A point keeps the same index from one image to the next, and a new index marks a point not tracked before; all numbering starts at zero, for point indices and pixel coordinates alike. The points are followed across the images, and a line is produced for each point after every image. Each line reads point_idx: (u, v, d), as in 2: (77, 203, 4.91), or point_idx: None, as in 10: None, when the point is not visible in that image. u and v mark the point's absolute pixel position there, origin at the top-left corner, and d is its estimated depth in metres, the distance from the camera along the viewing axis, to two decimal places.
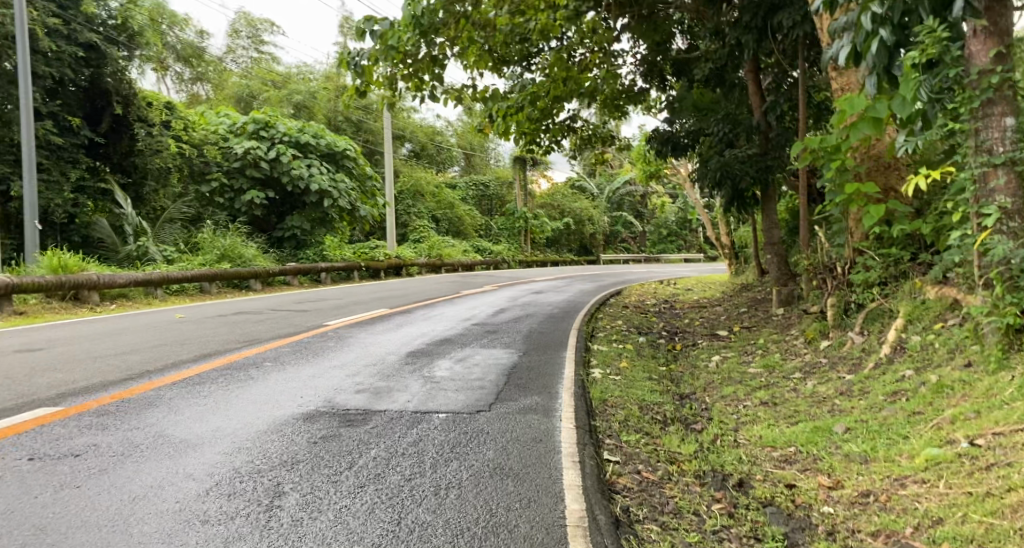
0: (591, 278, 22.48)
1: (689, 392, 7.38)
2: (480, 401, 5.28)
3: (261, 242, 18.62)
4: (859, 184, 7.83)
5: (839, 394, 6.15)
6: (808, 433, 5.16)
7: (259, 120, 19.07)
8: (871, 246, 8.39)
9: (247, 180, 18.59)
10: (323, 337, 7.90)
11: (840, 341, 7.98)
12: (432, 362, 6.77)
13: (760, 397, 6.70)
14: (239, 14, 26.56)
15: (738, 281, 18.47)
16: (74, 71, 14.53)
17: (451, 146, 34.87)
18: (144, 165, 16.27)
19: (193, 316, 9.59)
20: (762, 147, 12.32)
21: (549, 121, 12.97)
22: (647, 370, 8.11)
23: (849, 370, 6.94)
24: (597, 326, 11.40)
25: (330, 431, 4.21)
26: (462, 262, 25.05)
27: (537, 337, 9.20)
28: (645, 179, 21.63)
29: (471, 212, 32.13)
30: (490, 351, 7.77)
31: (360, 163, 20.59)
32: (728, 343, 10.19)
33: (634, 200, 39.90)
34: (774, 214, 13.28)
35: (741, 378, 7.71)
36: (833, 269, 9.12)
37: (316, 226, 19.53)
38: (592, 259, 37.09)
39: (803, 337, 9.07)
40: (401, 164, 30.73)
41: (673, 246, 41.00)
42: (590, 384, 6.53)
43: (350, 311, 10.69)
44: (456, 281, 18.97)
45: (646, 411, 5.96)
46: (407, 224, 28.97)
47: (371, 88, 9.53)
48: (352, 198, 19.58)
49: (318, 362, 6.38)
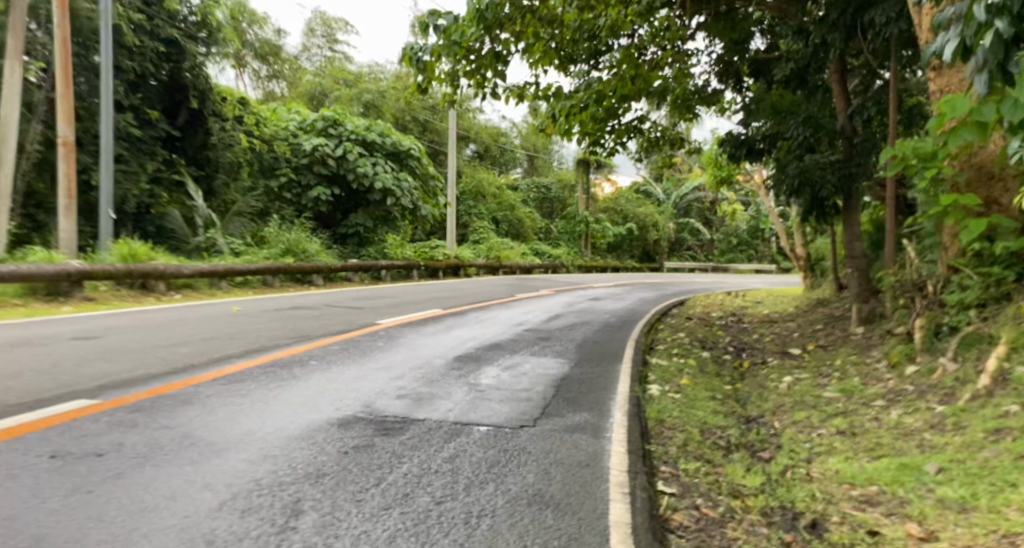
0: (652, 286, 21.84)
1: (756, 416, 6.87)
2: (525, 415, 4.93)
3: (324, 237, 18.48)
4: (956, 195, 7.26)
5: (930, 428, 5.57)
6: (896, 470, 4.64)
7: (328, 118, 19.07)
8: (969, 263, 7.78)
9: (314, 177, 18.43)
10: (373, 336, 7.65)
11: (929, 368, 7.32)
12: (480, 369, 6.45)
13: (836, 426, 6.15)
14: (315, 13, 26.93)
15: (810, 295, 17.67)
16: (155, 65, 14.80)
17: (515, 148, 34.59)
18: (217, 160, 16.60)
19: (249, 309, 9.52)
20: (845, 155, 11.71)
21: (616, 121, 12.50)
22: (710, 388, 7.60)
23: (940, 402, 6.32)
24: (658, 338, 10.88)
25: (363, 440, 3.95)
26: (522, 264, 24.76)
27: (593, 347, 8.77)
28: (715, 185, 20.84)
29: (533, 214, 31.82)
30: (542, 360, 7.40)
31: (423, 163, 20.39)
32: (800, 362, 9.56)
33: (702, 207, 38.92)
34: (856, 226, 12.54)
35: (816, 402, 7.15)
36: (923, 287, 8.44)
37: (378, 223, 19.46)
38: (654, 266, 36.29)
39: (885, 361, 8.42)
40: (464, 165, 30.64)
41: (741, 256, 39.66)
42: (646, 402, 6.09)
43: (404, 310, 10.45)
44: (514, 284, 18.70)
45: (708, 436, 5.48)
46: (469, 224, 28.81)
47: (432, 84, 9.28)
48: (414, 197, 19.37)
49: (363, 362, 6.13)
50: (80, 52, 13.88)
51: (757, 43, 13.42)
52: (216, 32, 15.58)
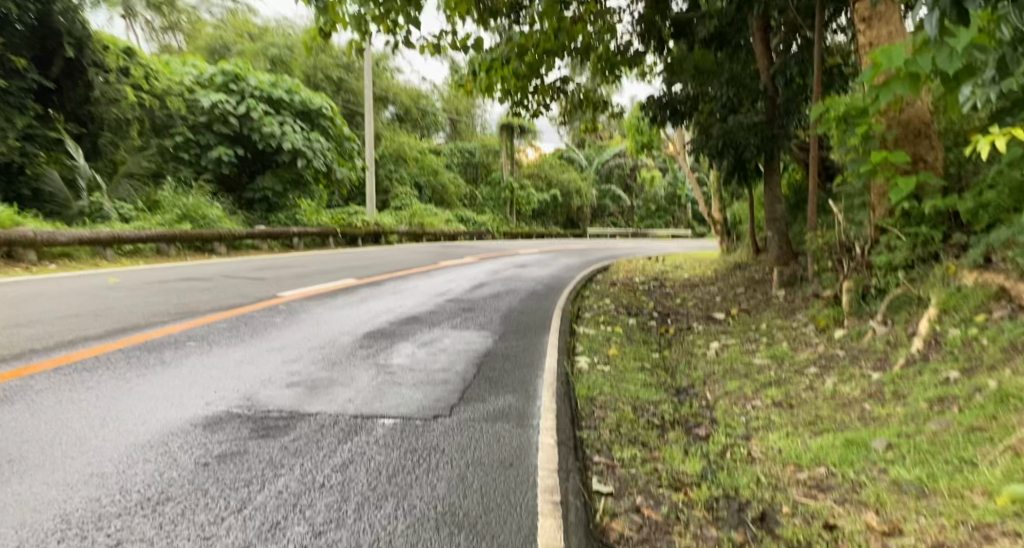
0: (577, 252, 21.43)
1: (687, 387, 6.46)
2: (440, 401, 4.39)
3: (227, 202, 17.16)
4: (886, 152, 7.24)
5: (870, 398, 5.26)
6: (842, 448, 4.26)
7: (228, 73, 17.53)
8: (896, 224, 7.60)
9: (214, 136, 17.31)
10: (271, 311, 6.87)
11: (859, 331, 7.11)
12: (393, 347, 5.81)
13: (773, 397, 5.78)
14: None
15: (730, 259, 17.63)
16: (19, 6, 12.83)
17: (437, 111, 33.41)
18: (101, 116, 14.97)
19: (131, 281, 8.52)
20: (767, 115, 11.47)
21: (538, 79, 11.78)
22: (638, 358, 7.18)
23: (875, 369, 6.05)
24: (584, 306, 10.42)
25: (234, 448, 3.60)
26: (445, 231, 23.94)
27: (517, 317, 8.20)
28: (636, 150, 20.49)
29: (455, 179, 30.87)
30: (462, 334, 6.79)
31: (337, 123, 19.17)
32: (727, 327, 9.28)
33: (623, 173, 38.92)
34: (777, 188, 12.39)
35: (748, 371, 6.81)
36: (850, 249, 8.23)
37: (288, 188, 18.20)
38: (578, 232, 36.03)
39: (812, 325, 8.19)
40: (383, 127, 29.30)
41: (661, 222, 39.85)
42: (575, 378, 5.57)
43: (312, 280, 9.64)
44: (437, 251, 17.92)
45: (641, 414, 5.01)
46: (389, 190, 27.62)
47: (335, 28, 8.27)
48: (327, 158, 18.27)
49: (254, 342, 5.40)
50: None
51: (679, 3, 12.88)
52: None
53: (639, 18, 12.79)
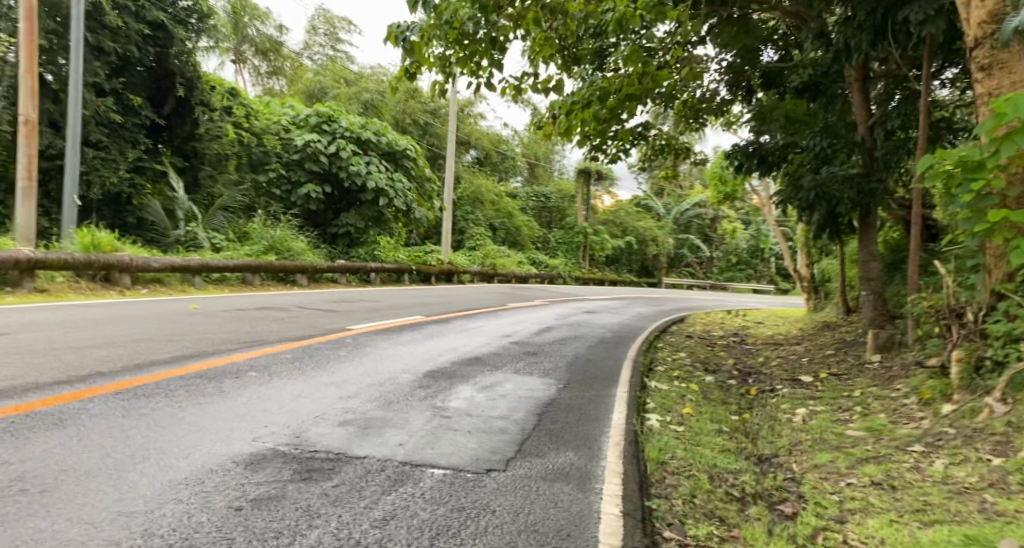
0: (651, 301, 20.84)
1: (770, 456, 5.91)
2: (496, 453, 4.06)
3: (311, 235, 17.36)
4: (1007, 212, 6.59)
5: (989, 487, 4.61)
6: (960, 545, 3.67)
7: (323, 113, 17.98)
8: (1016, 290, 6.89)
9: (305, 173, 17.38)
10: (336, 344, 6.69)
11: (972, 409, 6.38)
12: (452, 388, 5.47)
13: (871, 476, 5.18)
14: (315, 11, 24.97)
15: (816, 317, 16.73)
16: (140, 49, 13.72)
17: (516, 156, 33.60)
18: (203, 151, 15.71)
19: (205, 307, 8.53)
20: (865, 168, 10.83)
21: (619, 123, 11.46)
22: (716, 419, 6.66)
23: (993, 453, 5.36)
24: (658, 358, 9.89)
25: (271, 491, 3.32)
26: (519, 274, 23.75)
27: (587, 366, 7.77)
28: (718, 201, 19.90)
29: (531, 223, 30.76)
30: (528, 380, 6.41)
31: (420, 164, 19.26)
32: (814, 392, 8.59)
33: (703, 224, 38.13)
34: (874, 245, 11.66)
35: (840, 443, 6.18)
36: (960, 314, 7.49)
37: (371, 225, 18.29)
38: (654, 281, 35.32)
39: (914, 396, 7.46)
40: (463, 169, 29.56)
41: (741, 275, 38.79)
42: (643, 437, 5.09)
43: (381, 315, 9.47)
44: (508, 292, 17.72)
45: (718, 484, 4.51)
46: (465, 230, 27.72)
47: (420, 68, 8.17)
48: (407, 198, 18.26)
49: (313, 376, 5.19)
50: (54, 29, 13.17)
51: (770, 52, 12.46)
52: (206, 17, 14.65)
53: (728, 65, 12.42)
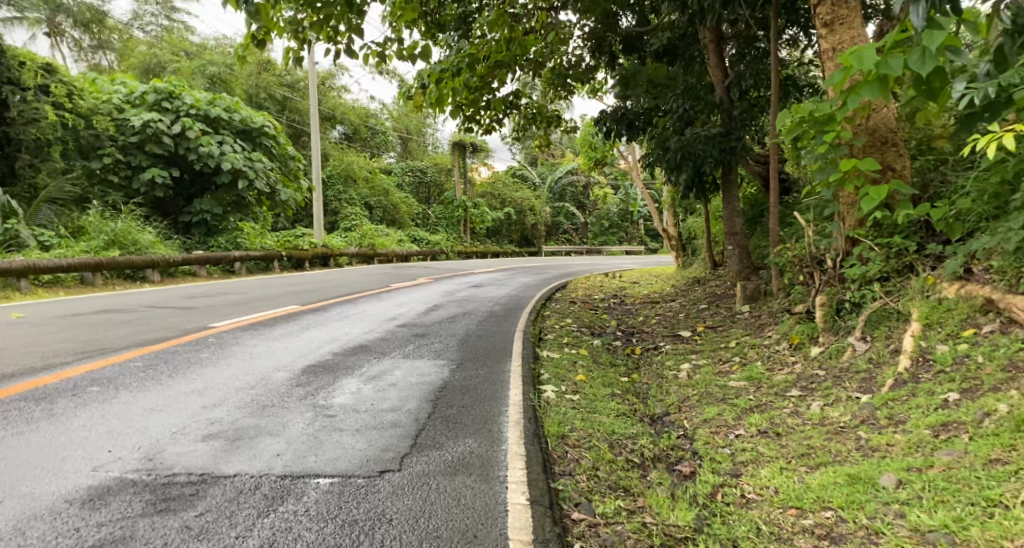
0: (533, 270, 20.97)
1: (662, 414, 6.04)
2: (388, 452, 3.97)
3: (160, 225, 15.78)
4: (855, 161, 6.96)
5: (863, 424, 4.84)
6: (846, 485, 3.82)
7: (162, 90, 16.20)
8: (868, 235, 7.30)
9: (146, 157, 15.76)
10: (195, 345, 6.23)
11: (837, 349, 6.73)
12: (336, 381, 5.25)
13: (756, 425, 5.34)
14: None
15: (689, 273, 17.37)
16: None
17: (386, 131, 32.80)
18: (18, 136, 13.31)
19: (41, 315, 7.70)
20: (724, 127, 11.22)
21: (489, 92, 11.30)
22: (608, 383, 6.74)
23: (861, 390, 5.64)
24: (544, 327, 9.90)
25: (126, 531, 3.18)
26: (399, 252, 23.23)
27: (475, 342, 7.64)
28: (590, 167, 20.20)
29: (407, 199, 30.09)
30: (416, 365, 6.20)
31: (280, 142, 18.12)
32: (695, 346, 8.86)
33: (577, 191, 38.80)
34: (737, 201, 12.13)
35: (725, 395, 6.38)
36: (821, 262, 7.88)
37: (229, 211, 17.06)
38: (533, 250, 35.63)
39: (785, 342, 7.81)
40: (330, 146, 28.47)
41: (615, 239, 40.07)
42: (544, 412, 5.02)
43: (249, 308, 8.87)
44: (388, 272, 17.28)
45: (618, 451, 4.50)
46: (337, 211, 26.76)
47: (269, 35, 7.64)
48: (270, 179, 17.07)
49: (168, 384, 4.82)
50: None
51: (628, 18, 12.62)
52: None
53: (590, 33, 12.45)
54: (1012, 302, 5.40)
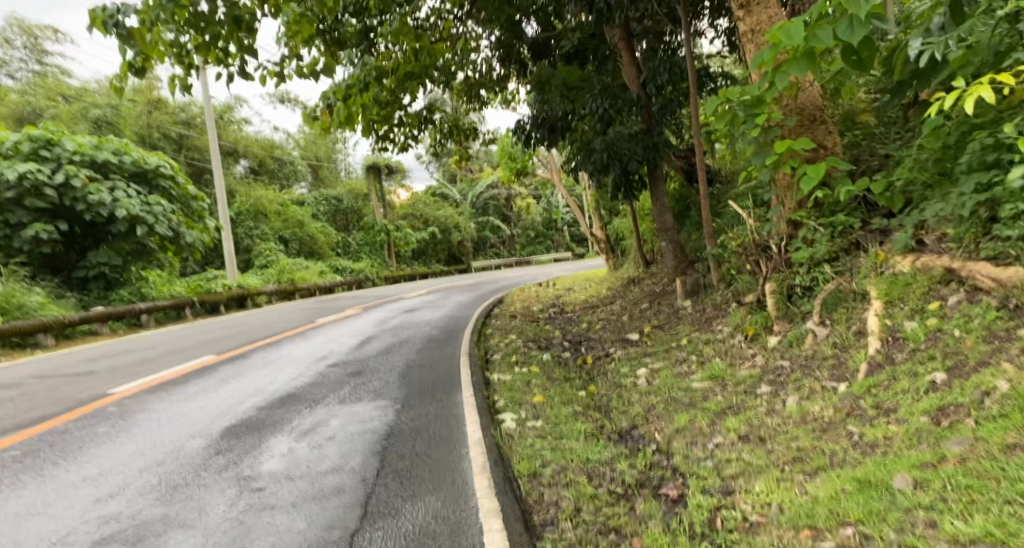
0: (466, 288, 20.34)
1: (629, 429, 5.58)
2: (334, 532, 3.63)
3: (53, 283, 14.26)
4: (789, 141, 6.67)
5: (849, 416, 4.47)
6: (855, 493, 3.63)
7: (37, 137, 14.27)
8: (810, 216, 7.05)
9: (29, 212, 13.97)
10: (91, 419, 5.43)
11: (797, 336, 6.38)
12: (263, 440, 4.69)
13: (737, 432, 4.92)
14: (9, 18, 20.10)
15: (622, 273, 17.12)
16: None
17: (295, 161, 31.63)
18: None
19: None
20: (645, 124, 10.94)
21: (401, 107, 10.72)
22: (566, 401, 6.27)
23: (836, 380, 5.29)
24: (487, 347, 9.36)
25: None
26: (322, 285, 22.20)
27: (417, 373, 7.09)
28: (510, 178, 19.80)
29: (325, 229, 28.92)
30: (354, 407, 5.63)
31: (180, 182, 16.63)
32: (647, 348, 8.45)
33: (498, 204, 38.45)
34: (664, 196, 11.89)
35: (692, 399, 5.97)
36: (766, 248, 7.60)
37: (129, 260, 15.44)
38: (462, 267, 34.99)
39: (738, 334, 7.44)
40: (237, 182, 27.10)
41: (542, 248, 39.92)
42: (513, 454, 4.57)
43: (162, 364, 8.07)
44: (314, 307, 16.38)
45: (599, 483, 4.20)
46: (252, 248, 25.47)
47: (149, 61, 6.79)
48: (173, 222, 15.58)
49: (54, 477, 4.25)
50: None
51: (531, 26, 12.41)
52: None
53: (498, 40, 11.98)
54: (974, 269, 5.18)
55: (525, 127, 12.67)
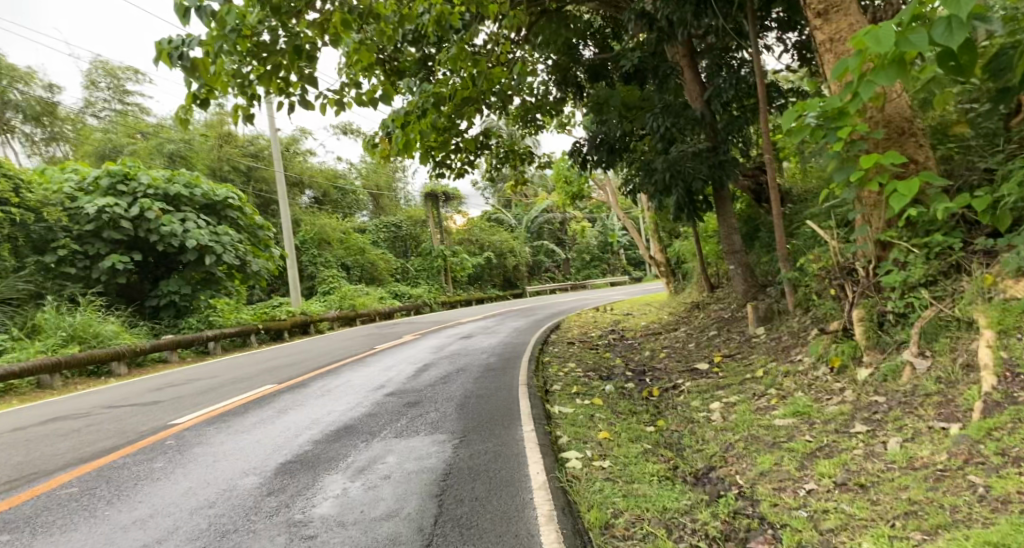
0: (524, 313, 20.02)
1: (705, 469, 5.13)
2: None
3: (124, 312, 14.44)
4: (877, 156, 6.12)
5: (967, 463, 3.98)
6: None
7: (115, 173, 14.63)
8: (901, 236, 6.48)
9: (105, 244, 14.20)
10: (149, 453, 5.24)
11: (892, 369, 5.80)
12: (317, 480, 4.45)
13: (833, 478, 4.40)
14: (95, 60, 21.00)
15: (684, 298, 16.56)
16: None
17: (356, 189, 31.95)
18: None
19: None
20: (711, 142, 10.47)
21: (459, 132, 10.49)
22: (633, 436, 5.85)
23: (944, 420, 4.77)
24: (549, 376, 8.99)
25: None
26: (381, 311, 22.17)
27: (475, 404, 6.79)
28: (567, 202, 19.47)
29: (385, 255, 29.05)
30: (412, 441, 5.36)
31: (248, 213, 16.71)
32: (719, 379, 7.91)
33: (554, 228, 38.22)
34: (732, 218, 11.36)
35: (776, 438, 5.45)
36: (850, 272, 7.02)
37: (198, 289, 15.54)
38: (519, 292, 34.76)
39: (820, 364, 6.86)
40: (301, 211, 27.44)
41: (598, 272, 39.53)
42: (583, 502, 4.25)
43: (221, 393, 7.92)
44: (372, 333, 16.28)
45: (679, 536, 3.96)
46: (314, 275, 25.68)
47: (213, 93, 6.52)
48: (239, 251, 15.70)
49: (105, 519, 4.04)
50: None
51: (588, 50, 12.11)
52: None
53: (553, 65, 11.71)
54: None
55: (581, 149, 12.20)
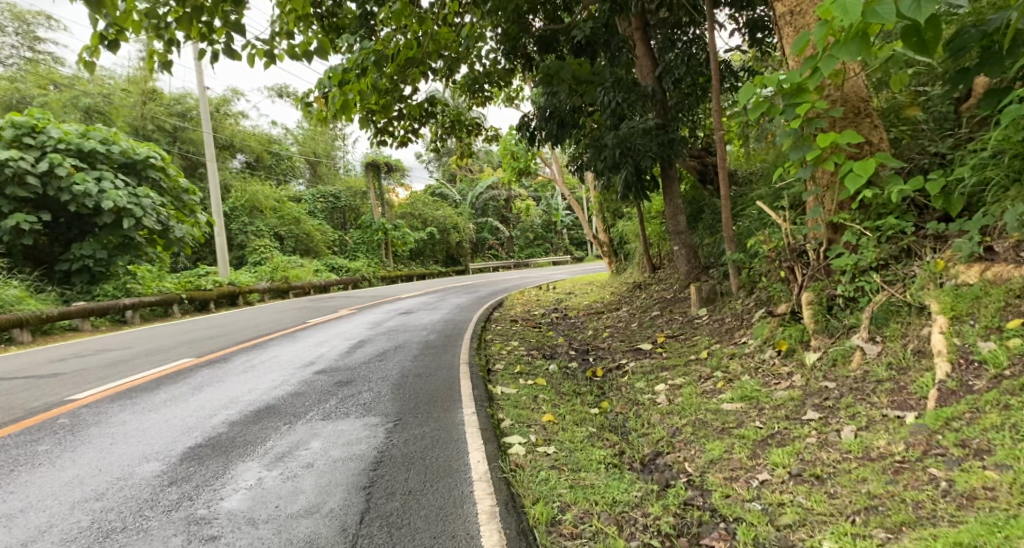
0: (465, 289, 19.59)
1: (653, 455, 4.88)
2: None
3: (31, 277, 13.46)
4: (834, 135, 5.88)
5: (927, 455, 3.88)
6: None
7: (21, 124, 13.55)
8: (855, 218, 6.31)
9: (9, 201, 13.16)
10: (34, 433, 4.70)
11: (842, 354, 5.64)
12: (227, 469, 4.08)
13: (787, 470, 4.19)
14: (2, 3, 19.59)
15: (626, 278, 16.42)
16: None
17: (292, 156, 30.82)
18: None
19: None
20: (660, 120, 10.22)
21: (400, 97, 9.95)
22: (577, 420, 5.55)
23: (900, 409, 4.62)
24: (490, 355, 8.65)
25: None
26: (317, 284, 21.46)
27: (413, 383, 6.40)
28: (511, 178, 19.01)
29: (321, 227, 28.16)
30: (340, 423, 4.97)
31: (171, 174, 15.75)
32: (662, 360, 7.69)
33: (499, 206, 37.79)
34: (678, 197, 11.15)
35: (724, 424, 5.23)
36: (801, 254, 6.83)
37: (115, 254, 14.55)
38: (460, 268, 34.31)
39: (767, 347, 6.68)
40: (232, 177, 26.32)
41: (541, 251, 39.43)
42: (528, 497, 3.95)
43: (133, 366, 7.36)
44: (306, 307, 15.63)
45: (630, 532, 3.73)
46: (246, 245, 24.67)
47: (125, 33, 5.91)
48: (162, 215, 14.79)
49: None
50: None
51: (537, 20, 11.58)
52: None
53: (501, 33, 11.05)
54: None
55: (529, 124, 11.81)
